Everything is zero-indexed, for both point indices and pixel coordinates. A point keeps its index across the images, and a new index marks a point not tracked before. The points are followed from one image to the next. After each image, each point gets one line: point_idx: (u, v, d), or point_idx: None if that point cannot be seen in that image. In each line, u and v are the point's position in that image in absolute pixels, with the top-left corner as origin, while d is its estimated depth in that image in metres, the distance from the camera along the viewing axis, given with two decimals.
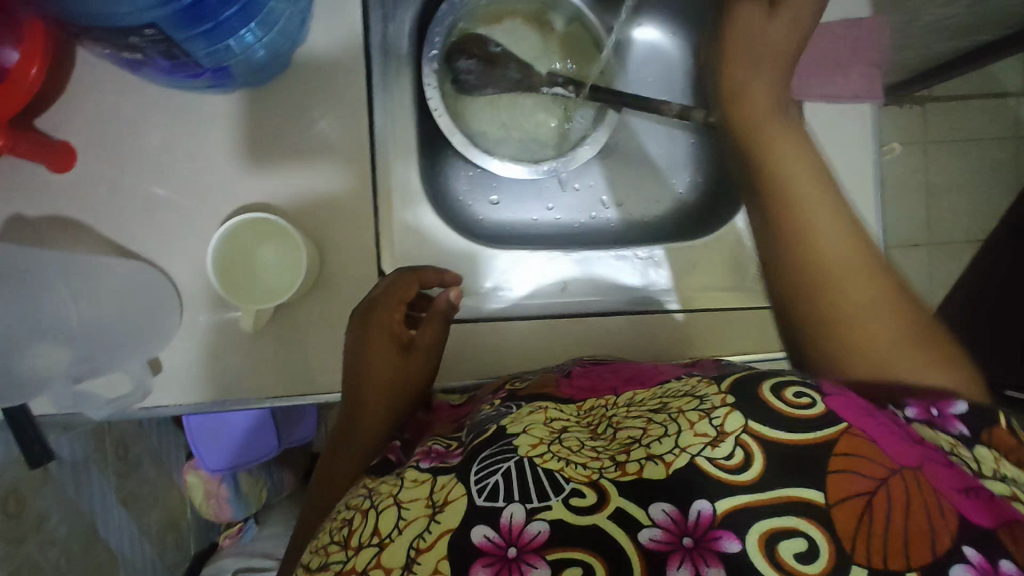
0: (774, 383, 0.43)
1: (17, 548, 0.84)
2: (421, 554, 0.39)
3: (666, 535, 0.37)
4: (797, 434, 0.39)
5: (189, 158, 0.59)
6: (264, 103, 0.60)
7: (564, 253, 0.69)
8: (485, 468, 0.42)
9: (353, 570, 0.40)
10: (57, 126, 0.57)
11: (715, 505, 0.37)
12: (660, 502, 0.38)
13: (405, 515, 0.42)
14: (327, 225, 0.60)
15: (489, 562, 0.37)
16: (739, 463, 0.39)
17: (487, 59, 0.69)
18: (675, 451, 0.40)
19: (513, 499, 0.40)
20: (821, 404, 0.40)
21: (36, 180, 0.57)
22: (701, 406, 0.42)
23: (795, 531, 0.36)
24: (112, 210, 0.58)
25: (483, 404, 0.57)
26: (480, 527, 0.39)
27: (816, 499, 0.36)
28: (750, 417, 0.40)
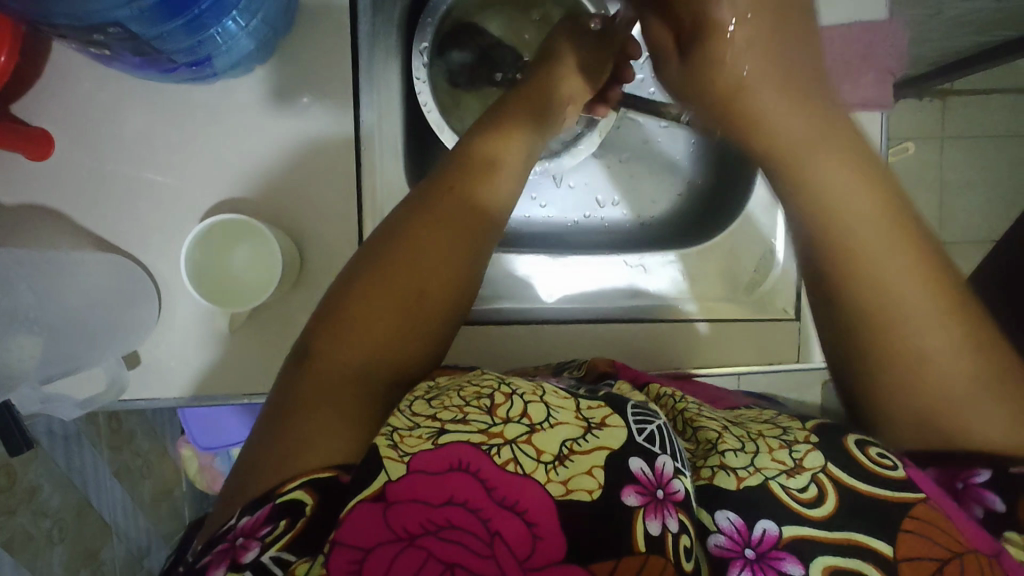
0: (859, 439, 0.43)
1: (9, 520, 0.85)
2: (575, 453, 0.38)
3: (731, 542, 0.38)
4: (882, 488, 0.40)
5: (169, 149, 0.57)
6: (246, 93, 0.57)
7: (553, 257, 0.68)
8: (641, 413, 0.42)
9: (501, 435, 0.38)
10: (34, 112, 0.56)
11: (782, 529, 0.38)
12: (727, 510, 0.39)
13: (556, 416, 0.40)
14: (310, 224, 0.59)
15: (640, 490, 0.37)
16: (812, 499, 0.40)
17: (483, 52, 0.68)
18: (751, 469, 0.41)
19: (668, 452, 0.40)
20: (901, 470, 0.41)
21: (13, 167, 0.56)
22: (783, 437, 0.44)
23: (861, 574, 0.37)
24: (91, 201, 0.57)
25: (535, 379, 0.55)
26: (637, 459, 0.38)
27: (883, 550, 0.37)
28: (829, 461, 0.41)
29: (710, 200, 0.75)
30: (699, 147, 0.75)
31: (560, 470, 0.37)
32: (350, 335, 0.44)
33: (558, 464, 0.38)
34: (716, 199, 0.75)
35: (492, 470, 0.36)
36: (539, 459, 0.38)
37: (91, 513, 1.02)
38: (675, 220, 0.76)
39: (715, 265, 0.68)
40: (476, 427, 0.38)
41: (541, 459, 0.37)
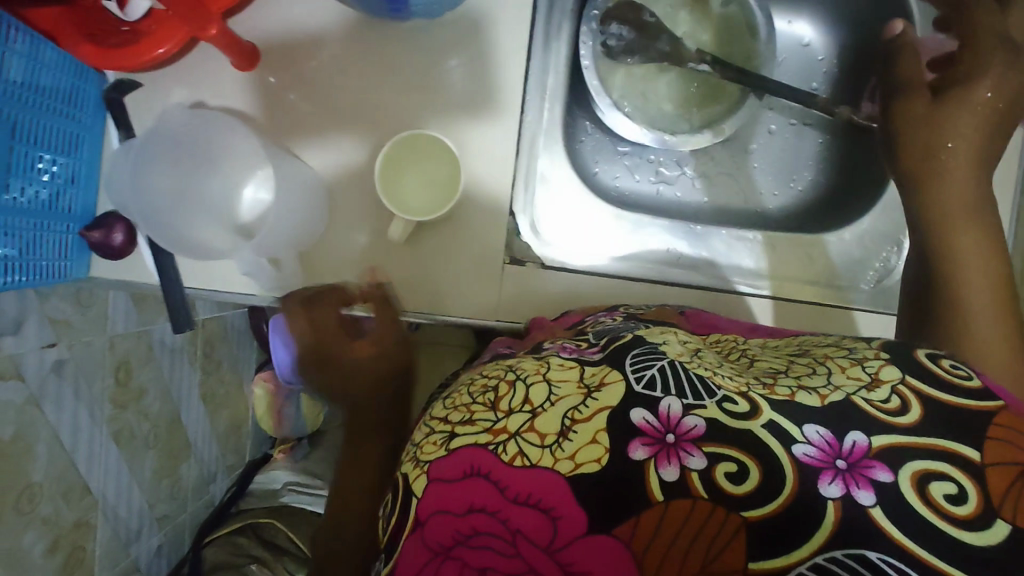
0: (929, 352, 0.43)
1: (120, 413, 0.91)
2: (577, 423, 0.42)
3: (821, 453, 0.38)
4: (966, 398, 0.39)
5: (356, 75, 0.63)
6: (432, 33, 0.63)
7: (688, 229, 0.69)
8: (641, 361, 0.45)
9: (504, 430, 0.42)
10: (245, 28, 0.62)
11: (872, 439, 0.38)
12: (814, 423, 0.39)
13: (557, 391, 0.44)
14: (470, 157, 0.63)
15: (647, 441, 0.40)
16: (897, 407, 0.39)
17: (640, 27, 0.71)
18: (830, 386, 0.42)
19: (671, 393, 0.42)
20: (977, 380, 0.41)
21: (220, 73, 0.62)
22: (852, 356, 0.44)
23: (949, 477, 0.36)
24: (280, 111, 0.63)
25: (602, 317, 0.58)
26: (639, 410, 0.41)
27: (971, 455, 0.37)
28: (908, 372, 0.41)
29: (836, 198, 0.76)
30: (827, 147, 0.78)
31: (565, 445, 0.41)
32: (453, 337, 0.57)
33: (561, 441, 0.41)
34: (841, 197, 0.76)
35: (496, 464, 0.41)
36: (543, 444, 0.41)
37: (179, 427, 1.07)
38: (796, 214, 0.78)
39: (842, 253, 0.70)
40: (483, 426, 0.43)
41: (546, 445, 0.41)
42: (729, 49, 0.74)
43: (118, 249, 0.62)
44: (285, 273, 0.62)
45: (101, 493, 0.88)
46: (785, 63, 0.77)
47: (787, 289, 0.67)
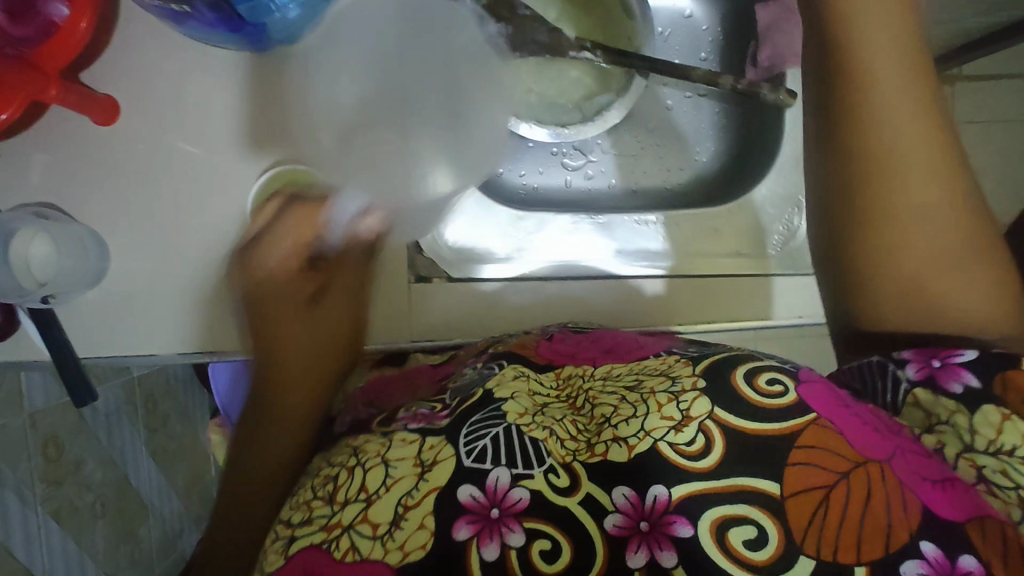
0: (750, 368, 0.46)
1: (55, 490, 0.88)
2: (409, 510, 0.42)
3: (626, 521, 0.41)
4: (765, 424, 0.42)
5: (226, 114, 0.60)
6: (298, 59, 0.61)
7: (590, 219, 0.71)
8: (474, 431, 0.45)
9: (338, 525, 0.42)
10: (100, 80, 0.59)
11: (671, 492, 0.41)
12: (621, 486, 0.42)
13: (392, 473, 0.44)
14: None
15: (471, 520, 0.41)
16: (699, 450, 0.42)
17: (516, 23, 0.69)
18: (640, 435, 0.43)
19: (500, 463, 0.43)
20: (793, 393, 0.44)
21: (81, 131, 0.59)
22: (671, 389, 0.46)
23: (746, 519, 0.39)
24: (153, 162, 0.60)
25: (466, 367, 0.58)
26: (467, 486, 0.42)
27: (771, 490, 0.40)
28: (717, 406, 0.43)
29: (736, 165, 0.77)
30: (725, 114, 0.78)
31: (395, 535, 0.41)
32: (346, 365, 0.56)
33: (393, 529, 0.41)
34: (738, 165, 0.77)
35: (331, 564, 0.40)
36: (376, 534, 0.41)
37: (130, 491, 1.04)
38: (703, 187, 0.78)
39: (741, 223, 0.71)
40: (318, 524, 0.42)
41: (377, 535, 0.41)
42: (611, 34, 0.73)
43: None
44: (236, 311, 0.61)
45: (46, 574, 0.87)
46: (669, 40, 0.76)
47: (689, 265, 0.68)
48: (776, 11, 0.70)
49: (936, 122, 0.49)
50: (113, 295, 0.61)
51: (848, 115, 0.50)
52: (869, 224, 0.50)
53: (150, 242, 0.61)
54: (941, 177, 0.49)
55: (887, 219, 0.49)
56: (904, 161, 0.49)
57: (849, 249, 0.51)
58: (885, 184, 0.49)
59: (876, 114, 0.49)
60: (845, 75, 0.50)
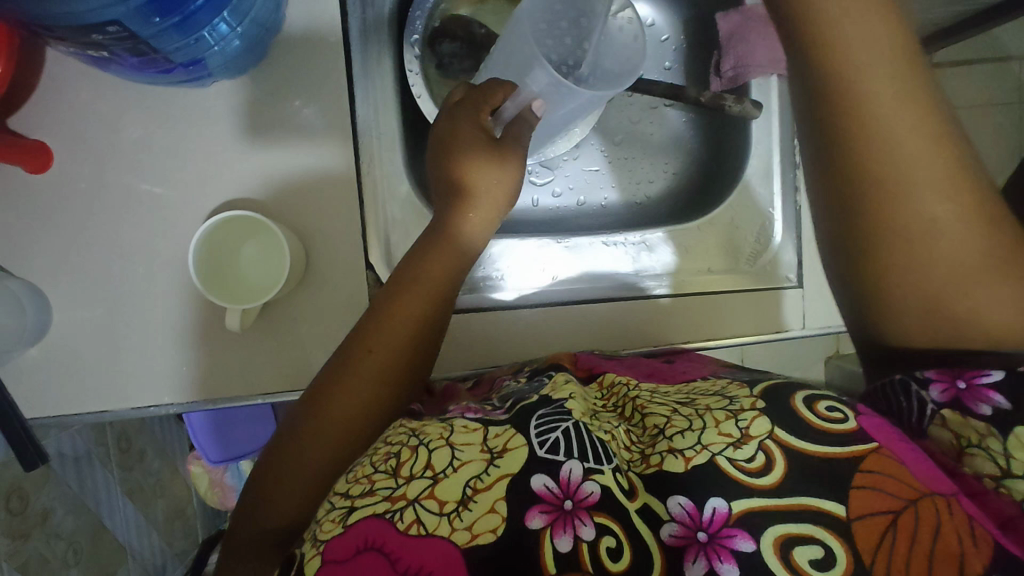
0: (808, 395, 0.44)
1: (22, 544, 0.84)
2: (478, 493, 0.39)
3: (683, 530, 0.38)
4: (832, 447, 0.40)
5: (170, 154, 0.57)
6: (241, 93, 0.58)
7: (556, 240, 0.68)
8: (544, 423, 0.43)
9: (403, 498, 0.39)
10: (30, 126, 0.56)
11: (731, 505, 0.38)
12: (677, 496, 0.39)
13: (460, 456, 0.41)
14: (309, 216, 0.59)
15: (547, 510, 0.38)
16: (759, 468, 0.40)
17: (471, 40, 0.69)
18: (697, 447, 0.41)
19: (574, 456, 0.40)
20: (853, 422, 0.42)
21: (15, 180, 0.56)
22: (729, 407, 0.44)
23: (811, 539, 0.37)
24: (93, 209, 0.57)
25: (506, 380, 0.56)
26: (541, 476, 0.40)
27: (835, 511, 0.37)
28: (776, 425, 0.42)
29: (708, 177, 0.76)
30: (694, 124, 0.76)
31: (463, 516, 0.38)
32: (339, 405, 0.49)
33: (460, 510, 0.38)
34: (707, 178, 0.76)
35: (395, 537, 0.37)
36: (441, 512, 0.38)
37: (106, 535, 1.00)
38: (675, 201, 0.76)
39: (713, 239, 0.69)
40: (381, 495, 0.39)
41: (444, 512, 0.38)
42: None
43: None
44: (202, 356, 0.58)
45: None
46: None
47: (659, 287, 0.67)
48: (738, 21, 0.67)
49: (940, 118, 0.43)
50: (61, 350, 0.58)
51: (836, 118, 0.43)
52: (870, 238, 0.44)
53: (97, 292, 0.58)
54: (954, 180, 0.42)
55: (892, 233, 0.43)
56: (906, 170, 0.42)
57: (854, 260, 0.46)
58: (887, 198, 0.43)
59: (870, 123, 0.42)
60: (828, 74, 0.43)
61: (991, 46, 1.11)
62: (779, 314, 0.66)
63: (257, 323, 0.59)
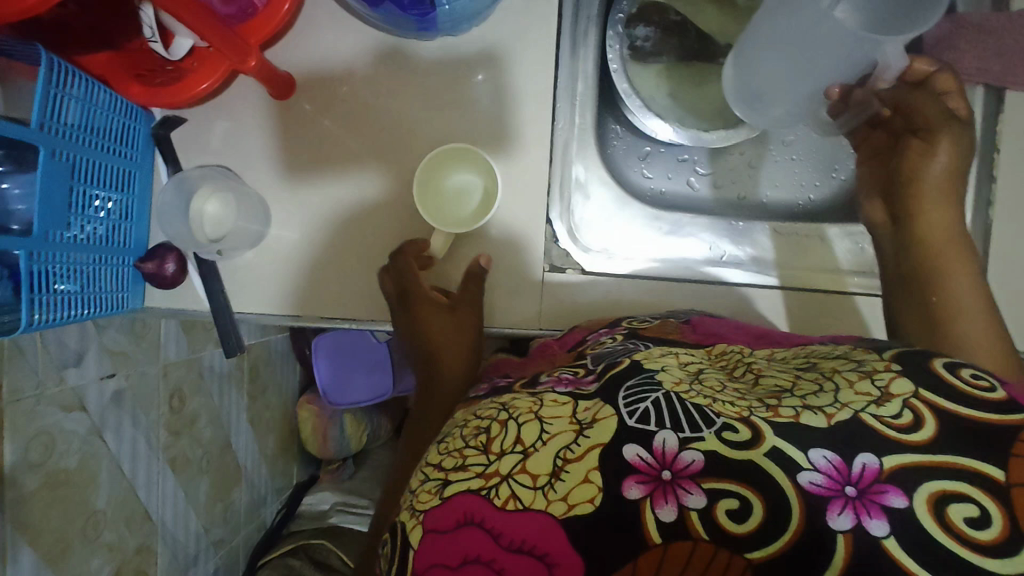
0: (948, 360, 0.40)
1: (174, 440, 0.89)
2: (569, 463, 0.38)
3: (828, 482, 0.34)
4: (990, 412, 0.36)
5: (391, 95, 0.64)
6: (465, 43, 0.63)
7: (730, 223, 0.69)
8: (632, 395, 0.41)
9: (496, 474, 0.39)
10: (282, 60, 0.64)
11: (884, 461, 0.34)
12: (821, 447, 0.35)
13: (549, 428, 0.41)
14: (507, 164, 0.63)
15: (642, 480, 0.36)
16: (908, 424, 0.36)
17: (665, 27, 0.72)
18: (837, 405, 0.37)
19: (665, 425, 0.38)
20: (1001, 391, 0.37)
21: (262, 101, 0.64)
22: (860, 367, 0.40)
23: (965, 498, 0.33)
24: (319, 134, 0.64)
25: (602, 337, 0.55)
26: (632, 446, 0.37)
27: (997, 476, 0.33)
28: (920, 386, 0.38)
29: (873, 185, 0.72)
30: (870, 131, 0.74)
31: (557, 487, 0.37)
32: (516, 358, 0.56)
33: (553, 482, 0.38)
34: None
35: (492, 513, 0.38)
36: (535, 486, 0.38)
37: (231, 453, 1.05)
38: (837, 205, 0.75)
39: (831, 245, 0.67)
40: (474, 471, 0.40)
41: (538, 486, 0.38)
42: None
43: (170, 278, 0.64)
44: None
45: (160, 520, 0.87)
46: None
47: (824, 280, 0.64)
48: (949, 27, 0.63)
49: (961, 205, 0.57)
50: (271, 254, 0.65)
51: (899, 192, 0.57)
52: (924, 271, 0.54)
53: (311, 208, 0.64)
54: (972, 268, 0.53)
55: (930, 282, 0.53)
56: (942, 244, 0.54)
57: (919, 294, 0.53)
58: (928, 263, 0.53)
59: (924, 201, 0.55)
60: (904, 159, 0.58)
61: None
62: None
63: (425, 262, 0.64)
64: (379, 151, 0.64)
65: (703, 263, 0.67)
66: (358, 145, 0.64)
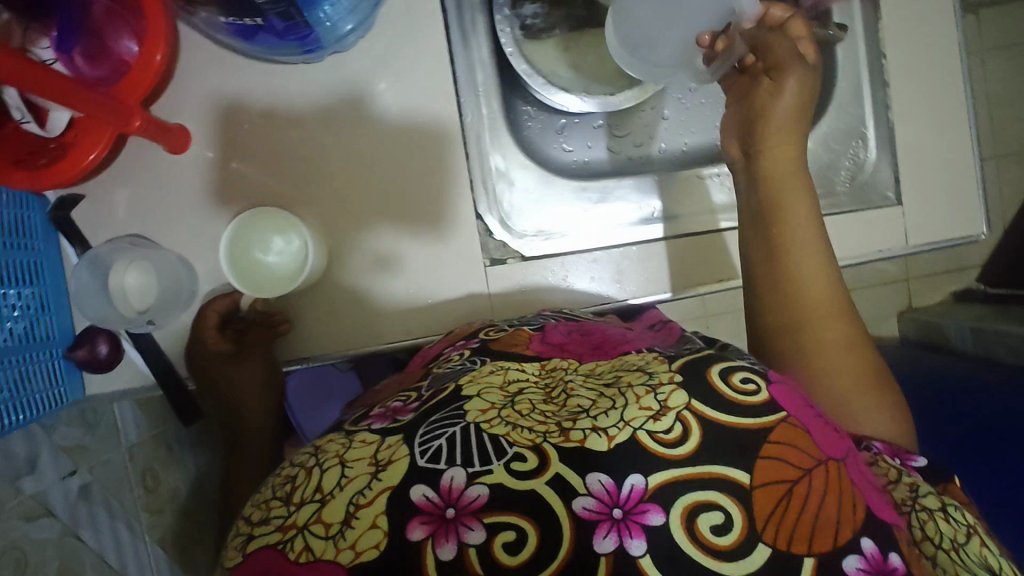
0: (723, 367, 0.42)
1: None
2: (360, 509, 0.36)
3: (598, 505, 0.36)
4: (745, 417, 0.39)
5: (292, 126, 0.62)
6: (356, 59, 0.62)
7: (651, 180, 0.71)
8: (432, 429, 0.39)
9: (294, 526, 0.36)
10: (170, 111, 0.61)
11: (647, 480, 0.36)
12: (596, 472, 0.37)
13: (348, 473, 0.38)
14: (423, 173, 0.63)
15: (426, 521, 0.35)
16: (675, 438, 0.38)
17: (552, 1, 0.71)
18: (619, 425, 0.39)
19: (457, 462, 0.37)
20: (765, 392, 0.41)
21: (160, 160, 0.61)
22: (647, 381, 0.41)
23: (715, 506, 0.36)
24: (226, 181, 0.62)
25: (449, 355, 0.54)
26: (421, 485, 0.36)
27: (741, 479, 0.37)
28: (694, 398, 0.40)
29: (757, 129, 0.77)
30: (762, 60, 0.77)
31: (347, 534, 0.35)
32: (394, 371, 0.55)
33: (344, 530, 0.35)
34: None
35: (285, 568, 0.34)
36: (329, 535, 0.35)
37: None
38: None
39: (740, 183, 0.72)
40: (275, 525, 0.37)
41: (330, 535, 0.35)
42: None
43: (106, 361, 0.61)
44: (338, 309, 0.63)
45: None
46: None
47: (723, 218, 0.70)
48: None
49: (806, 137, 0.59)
50: (209, 313, 0.63)
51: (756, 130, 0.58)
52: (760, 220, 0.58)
53: None
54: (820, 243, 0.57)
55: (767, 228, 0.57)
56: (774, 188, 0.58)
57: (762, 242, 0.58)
58: (774, 234, 0.57)
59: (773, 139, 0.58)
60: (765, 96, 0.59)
61: None
62: (882, 232, 0.66)
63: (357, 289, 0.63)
64: (292, 185, 0.62)
65: (638, 223, 0.69)
66: (270, 183, 0.62)
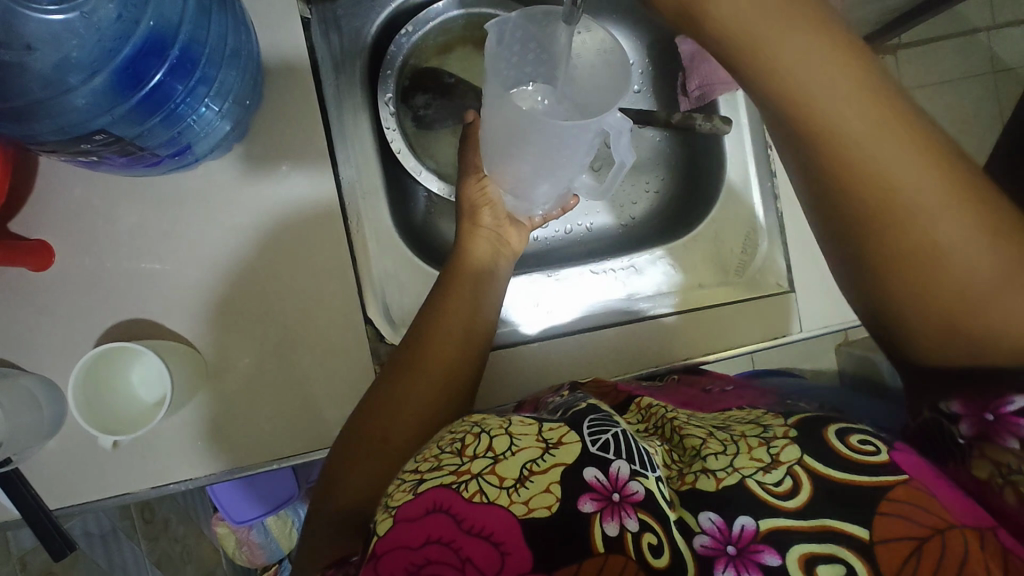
0: (839, 429, 0.45)
1: None
2: (534, 475, 0.40)
3: (714, 542, 0.39)
4: (858, 475, 0.41)
5: (165, 236, 0.59)
6: (230, 165, 0.59)
7: (545, 274, 0.71)
8: (597, 425, 0.43)
9: (467, 472, 0.39)
10: (31, 228, 0.58)
11: (759, 522, 0.39)
12: (707, 511, 0.40)
13: (517, 442, 0.42)
14: (310, 281, 0.60)
15: (596, 498, 0.38)
16: (787, 491, 0.41)
17: (444, 90, 0.74)
18: (729, 469, 0.43)
19: (626, 457, 0.41)
20: (885, 454, 0.42)
21: (19, 279, 0.58)
22: (763, 436, 0.46)
23: (833, 557, 0.38)
24: (93, 297, 0.58)
25: (547, 396, 0.56)
26: (592, 468, 0.40)
27: (860, 533, 0.38)
28: (806, 453, 0.43)
29: (690, 200, 0.77)
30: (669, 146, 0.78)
31: (520, 490, 0.39)
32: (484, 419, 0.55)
33: (519, 487, 0.39)
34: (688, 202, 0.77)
35: (461, 503, 0.37)
36: (501, 485, 0.39)
37: None
38: (658, 221, 0.78)
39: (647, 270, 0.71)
40: (448, 469, 0.40)
41: (504, 486, 0.39)
42: None
43: None
44: (223, 425, 0.60)
45: None
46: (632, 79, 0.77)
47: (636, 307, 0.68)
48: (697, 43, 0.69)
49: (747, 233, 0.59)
50: (79, 436, 0.59)
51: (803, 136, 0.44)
52: (875, 219, 0.43)
53: None
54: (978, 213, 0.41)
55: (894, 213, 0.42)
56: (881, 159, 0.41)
57: (885, 241, 0.44)
58: (907, 238, 0.42)
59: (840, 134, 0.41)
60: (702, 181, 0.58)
61: (958, 21, 1.25)
62: (775, 321, 0.67)
63: (243, 402, 0.60)
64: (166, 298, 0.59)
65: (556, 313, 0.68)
66: (144, 296, 0.59)
